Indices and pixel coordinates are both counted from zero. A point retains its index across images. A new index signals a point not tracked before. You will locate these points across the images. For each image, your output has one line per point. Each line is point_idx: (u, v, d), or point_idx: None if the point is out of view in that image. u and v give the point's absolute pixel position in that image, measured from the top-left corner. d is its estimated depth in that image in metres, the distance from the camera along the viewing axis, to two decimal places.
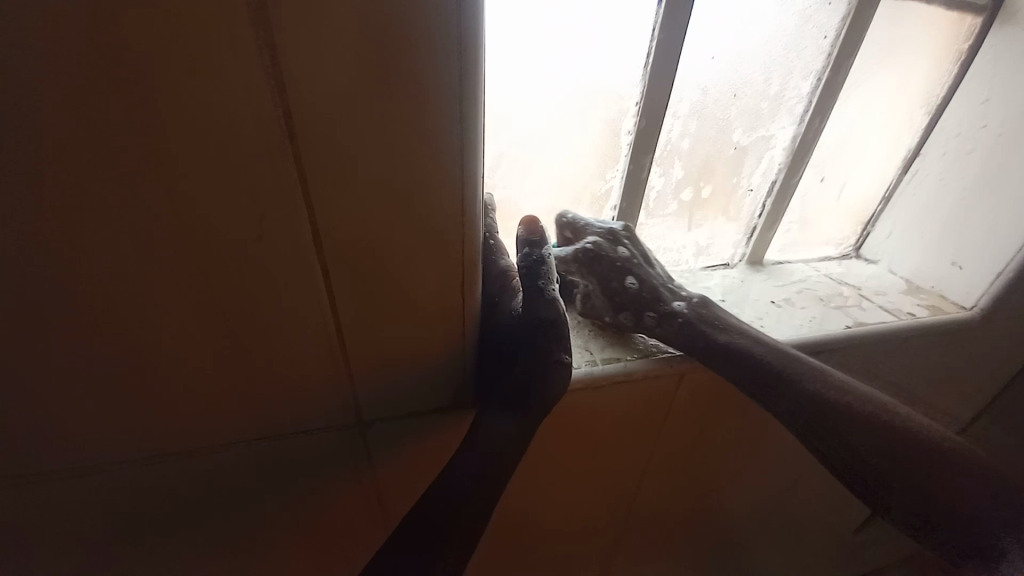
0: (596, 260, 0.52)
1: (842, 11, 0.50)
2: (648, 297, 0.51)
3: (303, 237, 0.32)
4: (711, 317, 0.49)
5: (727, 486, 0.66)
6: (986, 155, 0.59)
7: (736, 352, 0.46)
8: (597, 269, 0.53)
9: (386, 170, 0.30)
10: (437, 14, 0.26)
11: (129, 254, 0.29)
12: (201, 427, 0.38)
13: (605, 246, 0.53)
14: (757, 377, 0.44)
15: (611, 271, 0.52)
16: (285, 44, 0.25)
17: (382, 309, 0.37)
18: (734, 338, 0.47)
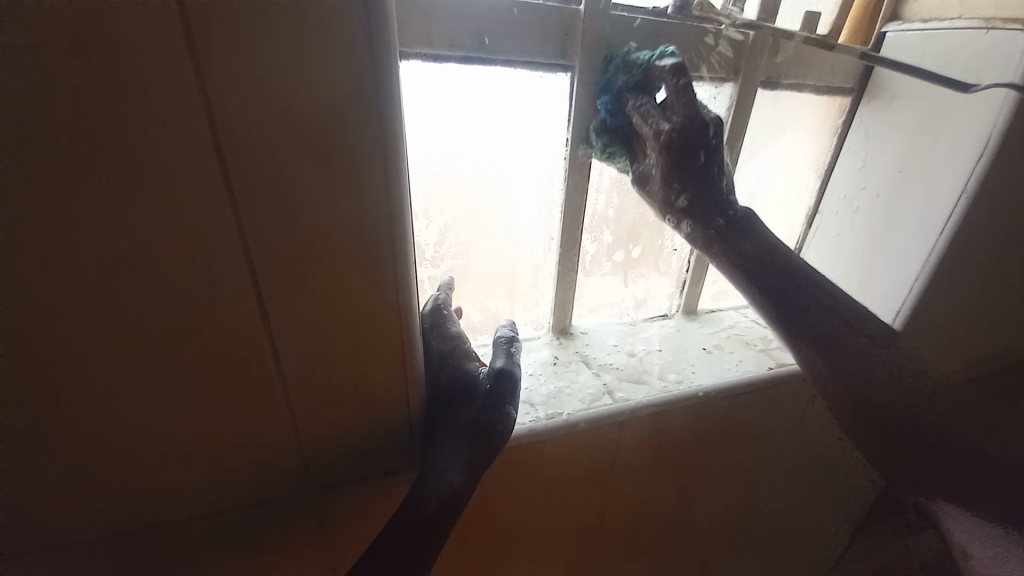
0: (682, 165, 0.47)
1: (727, 102, 0.60)
2: (700, 208, 0.50)
3: (253, 318, 0.35)
4: (769, 257, 0.50)
5: (688, 526, 0.68)
6: (871, 211, 0.68)
7: (765, 263, 0.50)
8: (683, 142, 0.45)
9: (327, 258, 0.35)
10: (359, 134, 0.32)
11: (88, 343, 0.32)
12: (151, 502, 0.40)
13: (678, 128, 0.45)
14: (765, 260, 0.50)
15: (696, 139, 0.45)
16: (234, 165, 0.30)
17: (329, 379, 0.40)
18: (789, 279, 0.50)
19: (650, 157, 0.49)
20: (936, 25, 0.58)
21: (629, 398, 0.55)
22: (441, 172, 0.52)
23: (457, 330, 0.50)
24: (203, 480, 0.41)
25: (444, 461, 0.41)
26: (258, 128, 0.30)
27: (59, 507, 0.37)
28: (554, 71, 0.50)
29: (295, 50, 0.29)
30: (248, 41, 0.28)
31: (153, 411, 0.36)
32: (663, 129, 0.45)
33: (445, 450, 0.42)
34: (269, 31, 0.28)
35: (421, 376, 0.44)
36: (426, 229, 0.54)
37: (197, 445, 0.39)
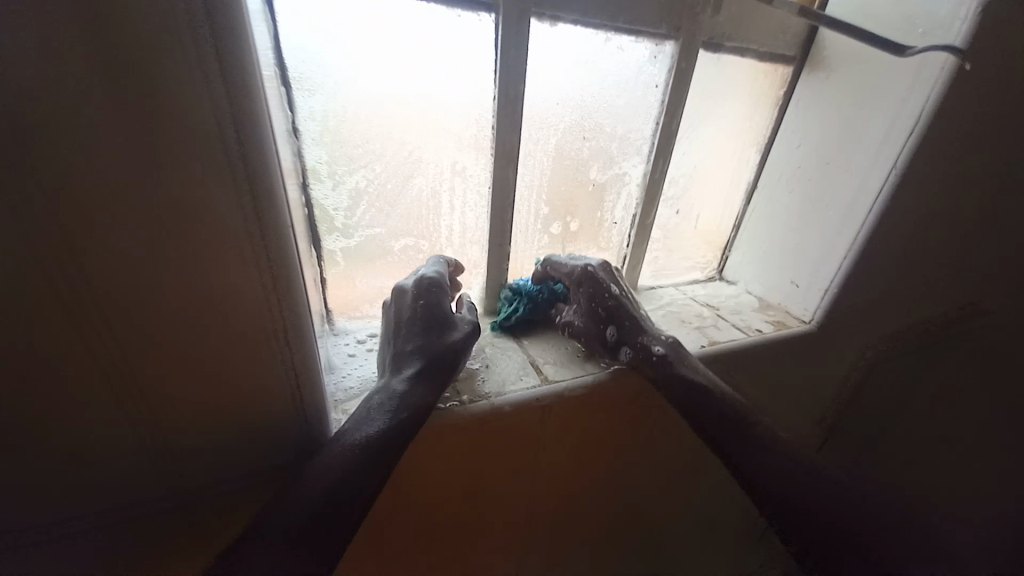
0: (589, 279, 0.54)
1: (667, 64, 0.56)
2: (626, 326, 0.53)
3: (63, 275, 0.28)
4: (686, 360, 0.51)
5: (631, 502, 0.66)
6: (806, 187, 0.67)
7: (703, 389, 0.48)
8: (588, 293, 0.54)
9: (156, 190, 0.28)
10: (206, 55, 0.26)
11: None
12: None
13: (599, 271, 0.55)
14: (714, 407, 0.47)
15: (598, 290, 0.54)
16: (10, 72, 0.23)
17: (180, 351, 0.33)
18: (715, 387, 0.49)
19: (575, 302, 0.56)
20: None
21: (558, 380, 0.52)
22: (346, 126, 0.44)
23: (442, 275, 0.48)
24: (23, 474, 0.33)
25: (420, 377, 0.41)
26: (47, 38, 0.23)
27: None
28: (477, 11, 0.44)
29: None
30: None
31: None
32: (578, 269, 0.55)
33: (418, 369, 0.41)
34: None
35: (312, 364, 0.38)
36: (333, 195, 0.47)
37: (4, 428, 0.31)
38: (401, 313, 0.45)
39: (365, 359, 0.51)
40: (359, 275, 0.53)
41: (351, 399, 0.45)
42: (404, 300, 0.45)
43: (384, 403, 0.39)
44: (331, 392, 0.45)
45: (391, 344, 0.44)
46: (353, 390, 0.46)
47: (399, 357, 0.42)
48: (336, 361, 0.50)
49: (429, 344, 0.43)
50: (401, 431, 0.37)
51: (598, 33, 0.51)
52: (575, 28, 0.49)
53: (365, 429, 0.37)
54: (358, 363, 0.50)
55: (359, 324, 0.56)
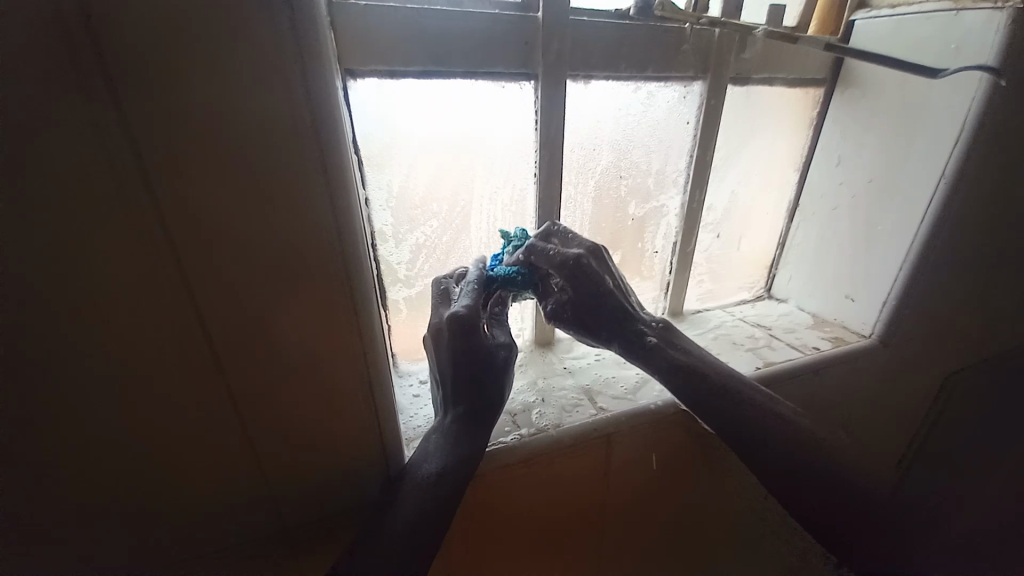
0: (580, 274, 0.46)
1: (697, 102, 0.59)
2: (623, 329, 0.48)
3: (198, 341, 0.34)
4: (675, 341, 0.49)
5: (690, 524, 0.67)
6: (851, 204, 0.67)
7: (721, 401, 0.45)
8: (578, 282, 0.46)
9: (267, 264, 0.33)
10: (310, 159, 0.31)
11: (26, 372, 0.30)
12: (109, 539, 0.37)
13: (590, 258, 0.47)
14: (731, 413, 0.44)
15: (593, 281, 0.46)
16: (170, 189, 0.29)
17: (284, 396, 0.38)
18: (716, 390, 0.45)
19: (557, 282, 0.48)
20: (903, 10, 0.57)
21: (613, 410, 0.54)
22: (406, 190, 0.50)
23: (475, 297, 0.44)
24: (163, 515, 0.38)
25: (467, 418, 0.41)
26: (194, 160, 0.29)
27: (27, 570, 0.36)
28: (518, 81, 0.49)
29: (217, 42, 0.27)
30: (161, 21, 0.26)
31: (101, 438, 0.34)
32: (566, 258, 0.46)
33: (456, 414, 0.42)
34: (179, 15, 0.26)
35: (391, 410, 0.42)
36: (396, 250, 0.52)
37: (150, 471, 0.36)
38: (438, 352, 0.42)
39: (428, 399, 0.55)
40: (419, 320, 0.58)
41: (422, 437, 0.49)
42: (438, 337, 0.42)
43: (432, 447, 0.41)
44: (403, 433, 0.49)
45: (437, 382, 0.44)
46: (421, 429, 0.50)
47: (446, 399, 0.42)
48: (402, 403, 0.54)
49: (470, 383, 0.42)
50: (459, 460, 0.40)
51: (629, 84, 0.55)
52: (606, 81, 0.53)
53: (428, 466, 0.40)
54: (424, 403, 0.54)
55: (421, 365, 0.60)
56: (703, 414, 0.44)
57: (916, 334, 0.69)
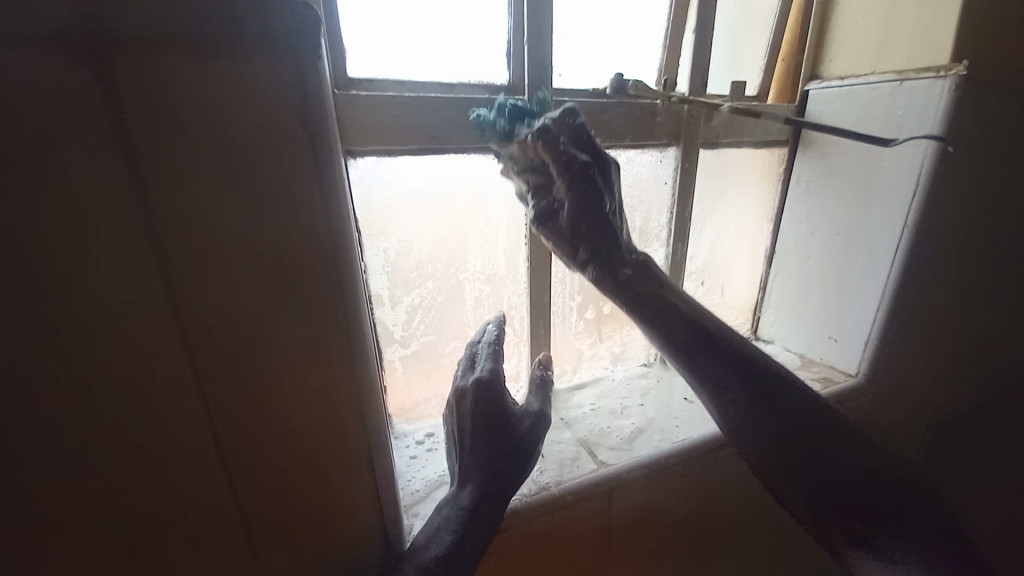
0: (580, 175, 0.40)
1: (673, 165, 0.64)
2: (614, 249, 0.42)
3: (201, 423, 0.33)
4: (729, 347, 0.42)
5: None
6: (825, 252, 0.71)
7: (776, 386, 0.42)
8: (582, 183, 0.40)
9: (274, 338, 0.33)
10: (323, 243, 0.32)
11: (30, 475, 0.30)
12: None
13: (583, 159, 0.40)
14: (767, 381, 0.42)
15: (593, 193, 0.40)
16: (179, 275, 0.29)
17: (287, 472, 0.37)
18: (756, 371, 0.42)
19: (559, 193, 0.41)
20: (852, 82, 0.63)
21: (612, 462, 0.54)
22: (404, 255, 0.52)
23: (499, 369, 0.47)
24: None
25: (485, 495, 0.41)
26: (205, 247, 0.29)
27: None
28: None
29: (237, 146, 0.28)
30: (179, 123, 0.27)
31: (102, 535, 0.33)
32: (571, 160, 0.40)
33: (476, 487, 0.42)
34: (201, 126, 0.27)
35: (393, 474, 0.42)
36: (394, 311, 0.54)
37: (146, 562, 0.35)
38: (464, 419, 0.44)
39: (426, 460, 0.55)
40: (415, 378, 0.59)
41: (420, 501, 0.49)
42: (466, 405, 0.44)
43: (451, 520, 0.41)
44: (402, 497, 0.49)
45: (457, 450, 0.45)
46: (420, 493, 0.50)
47: (465, 471, 0.43)
48: (400, 466, 0.54)
49: (491, 456, 0.43)
50: (479, 534, 0.40)
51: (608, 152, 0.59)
52: None
53: (436, 547, 0.39)
54: (422, 464, 0.54)
55: (417, 424, 0.60)
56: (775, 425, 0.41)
57: (899, 372, 0.72)
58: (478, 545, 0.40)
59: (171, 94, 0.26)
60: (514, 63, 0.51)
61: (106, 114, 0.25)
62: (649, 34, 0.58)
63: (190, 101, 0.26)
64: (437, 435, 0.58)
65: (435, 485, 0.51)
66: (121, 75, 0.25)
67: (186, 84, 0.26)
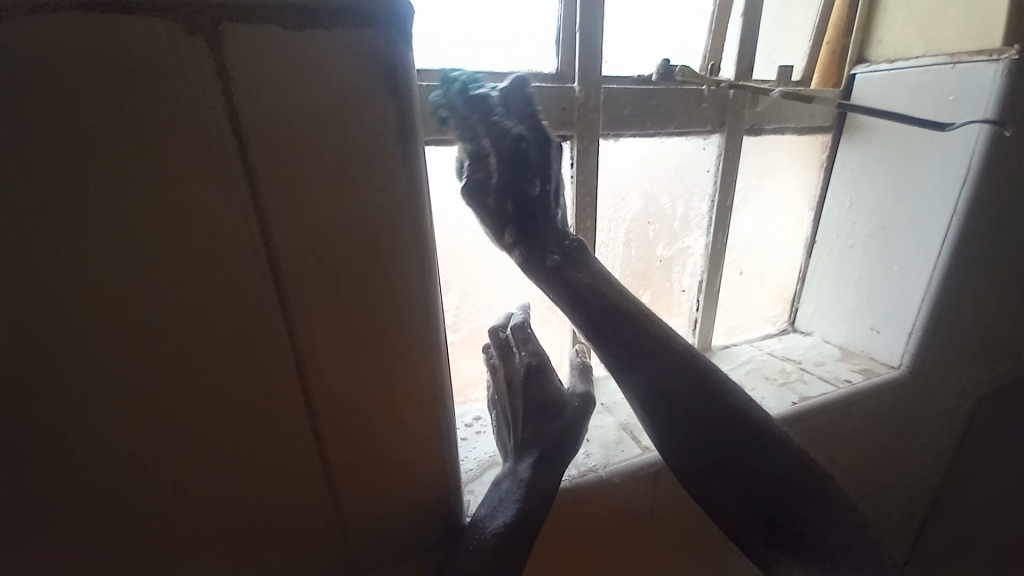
0: (518, 153, 0.40)
1: (717, 152, 0.64)
2: (531, 213, 0.42)
3: (296, 401, 0.35)
4: (601, 287, 0.42)
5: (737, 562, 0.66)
6: (869, 240, 0.70)
7: (681, 377, 0.40)
8: (514, 159, 0.40)
9: (362, 321, 0.34)
10: (413, 232, 0.33)
11: (123, 447, 0.31)
12: None
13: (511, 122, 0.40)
14: (688, 392, 0.40)
15: (531, 168, 0.40)
16: (282, 258, 0.30)
17: (367, 452, 0.38)
18: (664, 370, 0.40)
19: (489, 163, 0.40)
20: (901, 65, 0.62)
21: (656, 447, 0.55)
22: (454, 242, 0.54)
23: (540, 350, 0.49)
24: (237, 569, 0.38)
25: (542, 465, 0.43)
26: (308, 232, 0.30)
27: None
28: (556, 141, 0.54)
29: (332, 138, 0.29)
30: (291, 111, 0.27)
31: (188, 501, 0.34)
32: (508, 132, 0.39)
33: (535, 458, 0.44)
34: (307, 118, 0.28)
35: (456, 461, 0.43)
36: (444, 297, 0.56)
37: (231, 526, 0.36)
38: (515, 400, 0.47)
39: (475, 441, 0.56)
40: (463, 362, 0.60)
41: (474, 479, 0.51)
42: (517, 386, 0.48)
43: (514, 491, 0.42)
44: None
45: (511, 429, 0.47)
46: (473, 471, 0.52)
47: (521, 446, 0.45)
48: None
49: (545, 429, 0.45)
50: (540, 505, 0.42)
51: (653, 140, 0.59)
52: (634, 138, 0.58)
53: (500, 517, 0.41)
54: (474, 444, 0.56)
55: (464, 407, 0.62)
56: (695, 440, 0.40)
57: (945, 363, 0.71)
58: (541, 517, 0.41)
59: (286, 83, 0.27)
60: (564, 49, 0.51)
61: (217, 101, 0.26)
62: (696, 18, 0.58)
63: (293, 95, 0.27)
64: (484, 417, 0.60)
65: (487, 465, 0.53)
66: (235, 63, 0.26)
67: (301, 71, 0.27)
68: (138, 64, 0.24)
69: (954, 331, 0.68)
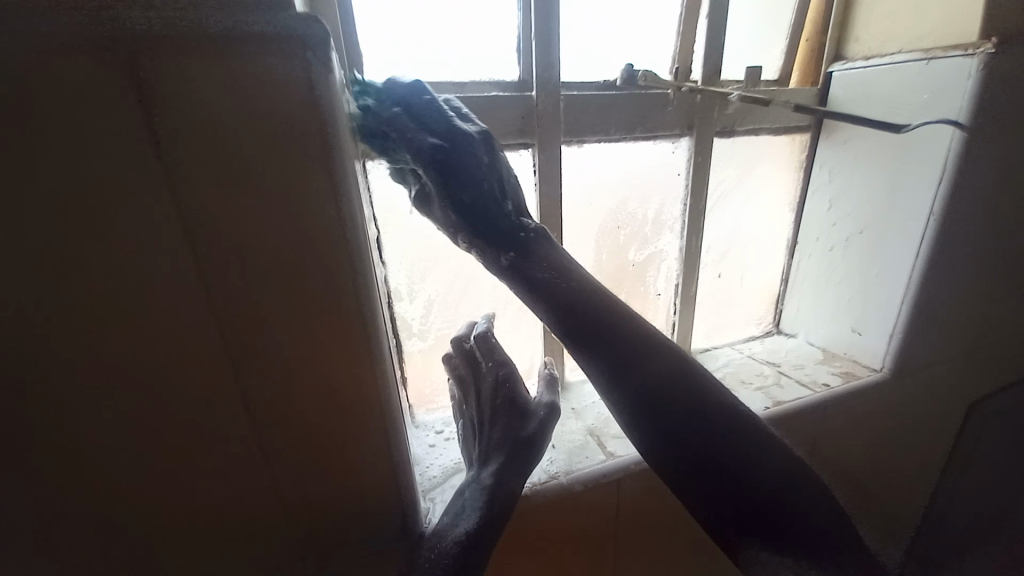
0: (455, 157, 0.36)
1: (687, 155, 0.63)
2: (489, 226, 0.38)
3: (240, 405, 0.36)
4: (567, 284, 0.37)
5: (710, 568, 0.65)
6: (849, 241, 0.69)
7: (674, 384, 0.35)
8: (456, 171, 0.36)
9: (298, 334, 0.35)
10: (343, 251, 0.33)
11: (77, 447, 0.34)
12: None
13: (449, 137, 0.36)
14: (681, 404, 0.34)
15: (465, 174, 0.36)
16: (215, 273, 0.32)
17: (313, 457, 0.39)
18: (658, 375, 0.35)
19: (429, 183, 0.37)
20: (876, 62, 0.61)
21: (621, 453, 0.55)
22: (419, 251, 0.54)
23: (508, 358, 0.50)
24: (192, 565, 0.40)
25: (506, 471, 0.43)
26: (238, 249, 0.31)
27: None
28: (518, 149, 0.54)
29: (255, 166, 0.30)
30: (214, 136, 0.28)
31: (142, 497, 0.37)
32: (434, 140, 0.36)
33: (499, 465, 0.43)
34: (229, 142, 0.29)
35: (409, 471, 0.43)
36: (411, 305, 0.56)
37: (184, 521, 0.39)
38: (482, 408, 0.48)
39: (444, 448, 0.57)
40: (434, 368, 0.61)
41: (437, 485, 0.51)
42: (486, 393, 0.48)
43: (477, 499, 0.41)
44: (420, 482, 0.52)
45: (478, 437, 0.47)
46: (437, 478, 0.52)
47: (487, 454, 0.45)
48: (419, 451, 0.56)
49: (510, 436, 0.45)
50: (501, 513, 0.41)
51: (619, 145, 0.59)
52: (599, 144, 0.58)
53: (461, 526, 0.40)
54: (440, 451, 0.56)
55: (437, 412, 0.63)
56: (704, 457, 0.34)
57: (927, 366, 0.70)
58: (502, 525, 0.40)
59: (206, 110, 0.28)
60: (523, 57, 0.51)
61: (142, 128, 0.27)
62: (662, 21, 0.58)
63: (213, 123, 0.28)
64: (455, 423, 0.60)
65: (452, 471, 0.53)
66: (155, 94, 0.27)
67: (221, 98, 0.28)
68: (63, 97, 0.26)
69: (935, 333, 0.67)
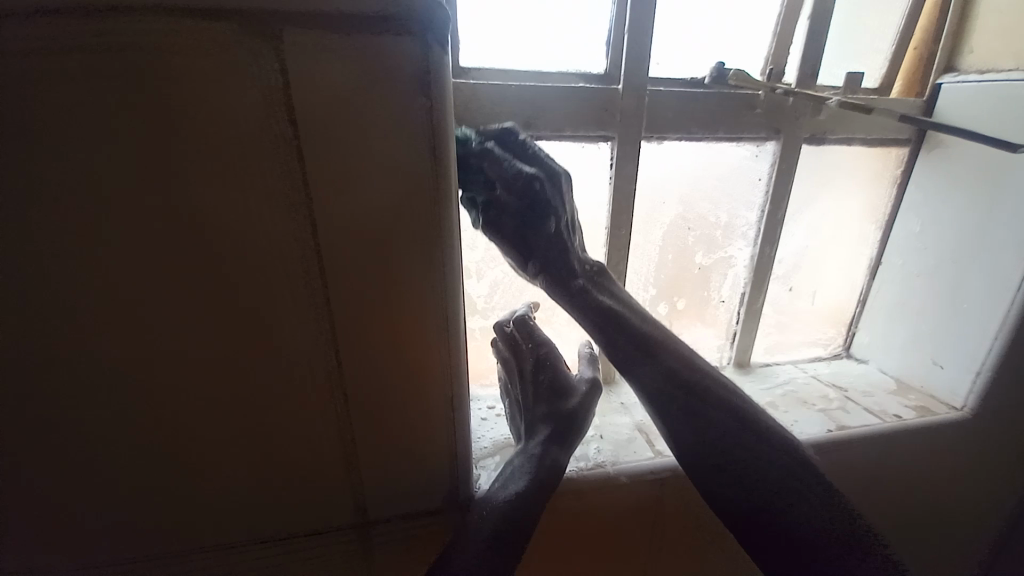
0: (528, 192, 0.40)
1: (769, 159, 0.61)
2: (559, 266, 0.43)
3: (325, 358, 0.39)
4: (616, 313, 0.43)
5: None
6: (940, 266, 0.64)
7: (698, 400, 0.41)
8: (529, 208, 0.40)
9: (387, 293, 0.37)
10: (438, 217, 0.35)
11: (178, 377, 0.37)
12: (215, 516, 0.43)
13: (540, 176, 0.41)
14: (700, 417, 0.40)
15: (537, 215, 0.41)
16: (322, 228, 0.34)
17: (382, 414, 0.42)
18: (681, 388, 0.41)
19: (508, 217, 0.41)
20: (993, 75, 0.56)
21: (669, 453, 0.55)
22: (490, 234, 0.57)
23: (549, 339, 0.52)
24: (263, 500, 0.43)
25: (553, 441, 0.45)
26: (346, 207, 0.34)
27: (151, 533, 0.42)
28: (597, 142, 0.55)
29: (371, 132, 0.32)
30: (339, 99, 0.31)
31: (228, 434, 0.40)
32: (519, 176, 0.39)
33: (546, 436, 0.45)
34: (351, 106, 0.31)
35: (465, 436, 0.45)
36: (477, 284, 0.59)
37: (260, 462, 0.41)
38: (527, 385, 0.49)
39: (494, 423, 0.59)
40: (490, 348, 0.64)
41: (485, 456, 0.54)
42: (528, 373, 0.50)
43: (524, 466, 0.43)
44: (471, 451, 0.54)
45: (523, 412, 0.49)
46: (486, 449, 0.55)
47: (533, 427, 0.46)
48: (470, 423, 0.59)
49: (556, 411, 0.47)
50: (548, 481, 0.42)
51: (698, 144, 0.58)
52: (678, 142, 0.58)
53: (507, 488, 0.41)
54: (490, 426, 0.59)
55: (488, 390, 0.65)
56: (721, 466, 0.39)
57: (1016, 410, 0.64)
58: (550, 490, 0.42)
59: (336, 75, 0.31)
60: (611, 51, 0.52)
61: (278, 88, 0.30)
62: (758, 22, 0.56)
63: (339, 89, 0.31)
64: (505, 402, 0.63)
65: (500, 446, 0.55)
66: (294, 57, 0.30)
67: (349, 66, 0.31)
68: (216, 55, 0.29)
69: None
